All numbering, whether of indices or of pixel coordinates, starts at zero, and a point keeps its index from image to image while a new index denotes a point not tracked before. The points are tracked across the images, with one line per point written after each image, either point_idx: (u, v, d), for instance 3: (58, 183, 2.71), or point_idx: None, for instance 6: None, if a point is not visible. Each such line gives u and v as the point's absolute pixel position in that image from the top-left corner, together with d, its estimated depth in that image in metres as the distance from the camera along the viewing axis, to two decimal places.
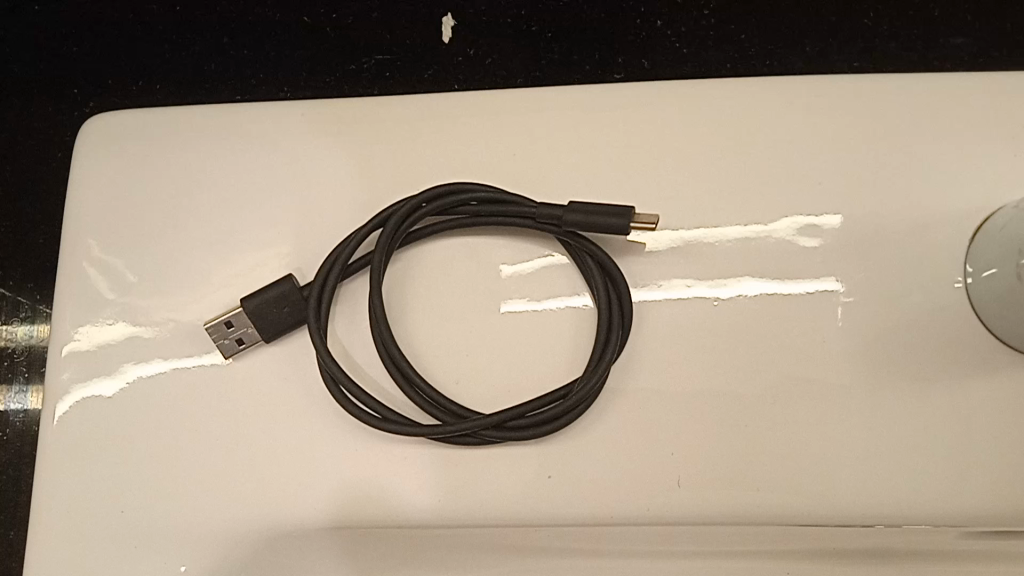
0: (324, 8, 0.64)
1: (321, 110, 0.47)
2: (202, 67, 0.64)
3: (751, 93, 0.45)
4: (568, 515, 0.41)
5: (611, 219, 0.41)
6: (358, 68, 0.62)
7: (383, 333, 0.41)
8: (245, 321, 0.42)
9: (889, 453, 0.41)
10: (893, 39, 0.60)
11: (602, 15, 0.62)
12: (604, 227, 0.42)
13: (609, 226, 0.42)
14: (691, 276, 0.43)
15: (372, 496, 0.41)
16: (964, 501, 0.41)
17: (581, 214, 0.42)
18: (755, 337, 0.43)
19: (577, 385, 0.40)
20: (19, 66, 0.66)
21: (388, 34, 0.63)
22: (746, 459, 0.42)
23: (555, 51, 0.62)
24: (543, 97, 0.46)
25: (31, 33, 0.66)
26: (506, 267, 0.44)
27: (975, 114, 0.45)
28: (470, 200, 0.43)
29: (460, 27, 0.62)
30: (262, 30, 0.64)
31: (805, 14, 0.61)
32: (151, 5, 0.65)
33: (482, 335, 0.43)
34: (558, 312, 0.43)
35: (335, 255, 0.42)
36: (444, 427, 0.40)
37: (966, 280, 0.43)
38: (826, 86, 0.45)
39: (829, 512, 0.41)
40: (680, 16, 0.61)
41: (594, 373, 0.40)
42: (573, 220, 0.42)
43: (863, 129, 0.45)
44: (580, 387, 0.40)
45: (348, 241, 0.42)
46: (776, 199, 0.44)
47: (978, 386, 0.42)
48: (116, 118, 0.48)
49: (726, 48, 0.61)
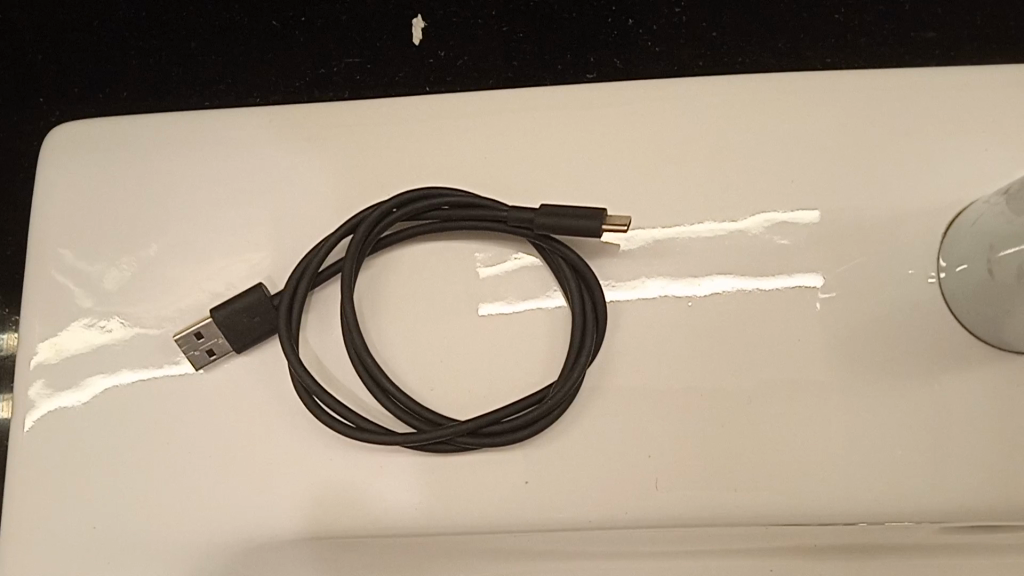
0: (293, 11, 0.63)
1: (290, 115, 0.46)
2: (170, 73, 0.63)
3: (722, 92, 0.45)
4: (549, 519, 0.41)
5: (583, 222, 0.41)
6: (328, 73, 0.62)
7: (356, 341, 0.40)
8: (215, 331, 0.42)
9: (867, 450, 0.41)
10: (865, 33, 0.60)
11: (573, 15, 0.62)
12: (577, 229, 0.41)
13: (581, 228, 0.41)
14: (665, 275, 0.43)
15: (349, 505, 0.41)
16: (943, 496, 0.41)
17: (553, 217, 0.41)
18: (730, 336, 0.43)
19: (553, 390, 0.40)
20: None
21: (357, 37, 0.62)
22: (727, 459, 0.41)
23: (527, 51, 0.61)
24: (515, 98, 0.46)
25: None
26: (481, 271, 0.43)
27: (945, 109, 0.45)
28: (441, 205, 0.42)
29: (430, 29, 0.62)
30: (231, 34, 0.63)
31: (776, 10, 0.61)
32: (116, 11, 0.64)
33: (457, 340, 0.42)
34: (533, 316, 0.43)
35: (306, 263, 0.42)
36: (420, 435, 0.40)
37: (939, 276, 0.43)
38: (797, 83, 0.45)
39: (808, 510, 0.41)
40: (651, 16, 0.61)
41: (570, 377, 0.40)
42: (545, 223, 0.41)
43: (834, 126, 0.45)
44: (556, 392, 0.40)
45: (318, 249, 0.42)
46: (750, 197, 0.44)
47: (953, 381, 0.42)
48: (84, 125, 0.47)
49: (698, 46, 0.60)
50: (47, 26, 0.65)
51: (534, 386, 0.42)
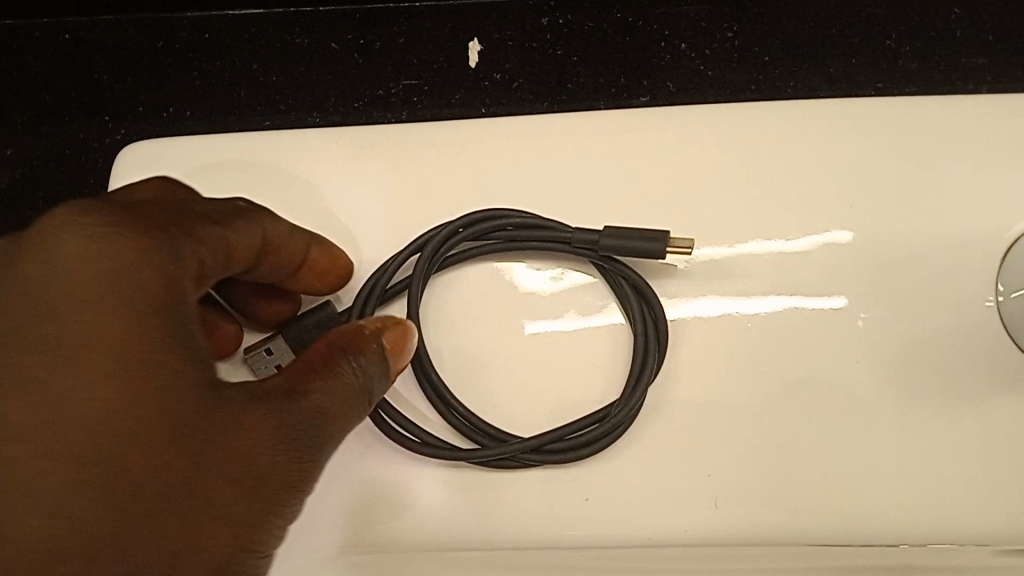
0: (352, 33, 0.57)
1: (353, 136, 0.47)
2: (232, 95, 0.57)
3: (773, 119, 0.47)
4: (605, 535, 0.41)
5: (649, 243, 0.42)
6: (385, 94, 0.56)
7: (422, 356, 0.42)
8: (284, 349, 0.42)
9: (918, 471, 0.42)
10: (916, 59, 0.55)
11: (627, 41, 0.56)
12: (641, 251, 0.42)
13: (646, 248, 0.42)
14: (719, 294, 0.44)
15: (406, 520, 0.42)
16: (991, 520, 0.41)
17: (619, 236, 0.42)
18: (787, 355, 0.43)
19: (616, 408, 0.41)
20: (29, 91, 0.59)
21: (416, 60, 0.57)
22: (781, 476, 0.42)
23: (581, 74, 0.56)
24: (572, 123, 0.47)
25: (42, 61, 0.59)
26: (522, 281, 0.44)
27: (991, 138, 0.46)
28: (505, 225, 0.43)
29: (488, 52, 0.56)
30: (290, 59, 0.57)
31: (827, 36, 0.56)
32: (182, 32, 0.58)
33: (517, 356, 0.43)
34: (595, 333, 0.44)
35: (373, 279, 0.43)
36: (484, 451, 0.40)
37: (998, 299, 0.44)
38: (844, 111, 0.47)
39: (859, 531, 0.41)
40: (705, 39, 0.56)
41: (634, 395, 0.41)
42: (610, 244, 0.42)
43: (884, 153, 0.46)
44: (620, 411, 0.41)
45: (386, 267, 0.43)
46: (803, 220, 0.45)
47: (1002, 405, 0.43)
48: (155, 145, 0.48)
49: (750, 69, 0.55)
50: (106, 39, 0.58)
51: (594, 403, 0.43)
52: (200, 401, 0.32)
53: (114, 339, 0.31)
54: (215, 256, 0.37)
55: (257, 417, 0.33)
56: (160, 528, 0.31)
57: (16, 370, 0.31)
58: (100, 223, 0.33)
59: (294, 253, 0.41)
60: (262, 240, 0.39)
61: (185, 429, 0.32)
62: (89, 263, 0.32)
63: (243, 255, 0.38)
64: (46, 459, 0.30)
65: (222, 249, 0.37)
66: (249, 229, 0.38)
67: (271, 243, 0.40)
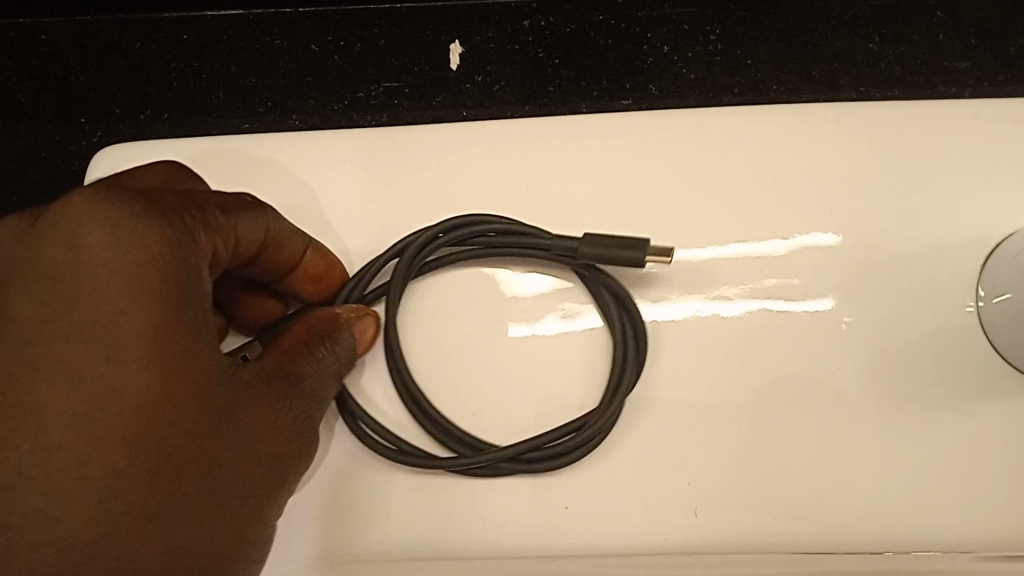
0: (332, 34, 0.56)
1: (331, 140, 0.47)
2: (210, 97, 0.56)
3: (754, 123, 0.46)
4: (584, 543, 0.41)
5: (629, 252, 0.41)
6: (366, 96, 0.56)
7: (400, 365, 0.41)
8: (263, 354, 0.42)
9: (898, 478, 0.42)
10: (899, 63, 0.55)
11: (609, 43, 0.56)
12: (621, 259, 0.41)
13: (625, 257, 0.41)
14: (698, 296, 0.44)
15: (384, 529, 0.41)
16: (971, 526, 0.41)
17: (599, 244, 0.41)
18: (768, 361, 0.43)
19: (592, 419, 0.40)
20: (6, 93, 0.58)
21: (396, 60, 0.56)
22: (757, 482, 0.42)
23: (563, 77, 0.55)
24: (553, 127, 0.47)
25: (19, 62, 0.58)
26: (507, 285, 0.44)
27: (972, 143, 0.45)
28: (487, 231, 0.43)
29: (470, 54, 0.56)
30: (269, 60, 0.56)
31: (811, 39, 0.55)
32: (159, 32, 0.57)
33: (496, 362, 0.43)
34: (575, 337, 0.43)
35: (357, 279, 0.43)
36: (461, 459, 0.40)
37: (978, 305, 0.44)
38: (825, 116, 0.46)
39: (839, 538, 0.41)
40: (688, 41, 0.55)
41: (610, 403, 0.40)
42: (589, 253, 0.41)
43: (864, 158, 0.46)
44: (596, 420, 0.40)
45: (366, 270, 0.43)
46: (784, 225, 0.45)
47: (981, 412, 0.43)
48: (133, 149, 0.48)
49: (733, 72, 0.55)
50: (84, 41, 0.57)
51: (574, 407, 0.42)
52: (225, 384, 0.35)
53: (149, 333, 0.32)
54: (223, 249, 0.36)
55: (266, 399, 0.36)
56: (191, 509, 0.33)
57: (53, 355, 0.32)
58: (132, 216, 0.33)
59: (292, 254, 0.40)
60: (267, 237, 0.39)
61: (216, 414, 0.34)
62: (118, 268, 0.32)
63: (250, 246, 0.38)
64: (87, 444, 0.32)
65: (232, 239, 0.37)
66: (258, 225, 0.38)
67: (276, 241, 0.39)
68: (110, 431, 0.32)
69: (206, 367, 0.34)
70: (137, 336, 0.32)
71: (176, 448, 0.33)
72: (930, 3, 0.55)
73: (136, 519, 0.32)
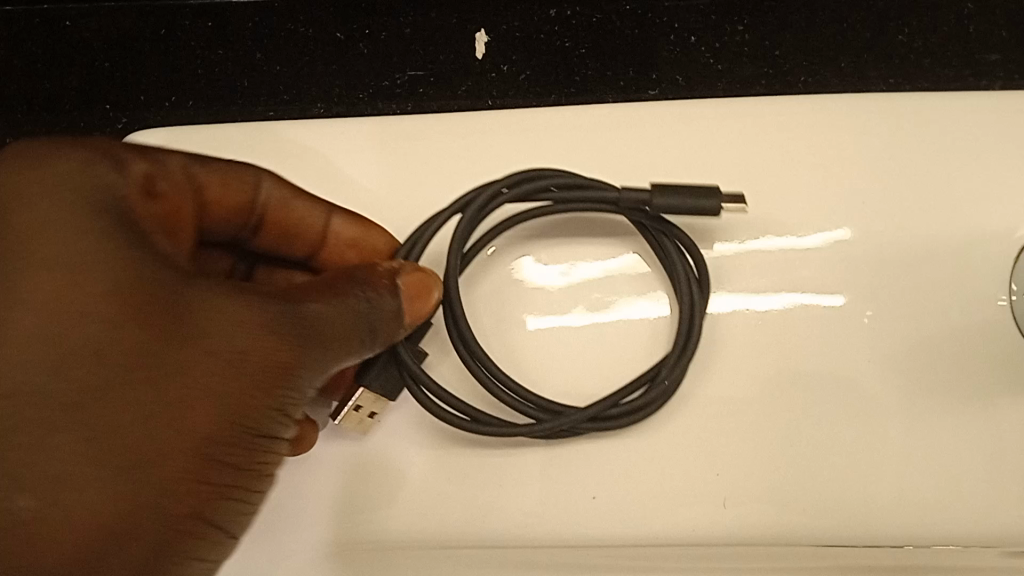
0: (357, 22, 0.56)
1: (359, 127, 0.47)
2: (234, 84, 0.56)
3: (783, 114, 0.46)
4: (611, 534, 0.41)
5: (701, 200, 0.40)
6: (391, 85, 0.55)
7: (463, 330, 0.39)
8: (367, 396, 0.39)
9: (927, 472, 0.41)
10: (928, 55, 0.54)
11: (636, 32, 0.56)
12: (694, 210, 0.40)
13: (701, 208, 0.40)
14: (728, 290, 0.44)
15: (414, 519, 0.41)
16: (1000, 520, 0.41)
17: (672, 195, 0.40)
18: (798, 353, 0.43)
19: (665, 372, 0.40)
20: (29, 78, 0.58)
21: (421, 49, 0.56)
22: (782, 476, 0.41)
23: (589, 67, 0.55)
24: (582, 116, 0.46)
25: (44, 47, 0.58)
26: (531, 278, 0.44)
27: (1002, 136, 0.45)
28: (549, 186, 0.40)
29: (495, 43, 0.56)
30: (294, 48, 0.56)
31: (840, 30, 0.55)
32: (185, 20, 0.57)
33: (528, 358, 0.43)
34: (604, 331, 0.44)
35: (409, 240, 0.40)
36: (540, 424, 0.39)
37: (1010, 298, 0.44)
38: (855, 106, 0.46)
39: (868, 532, 0.41)
40: (715, 32, 0.55)
41: (683, 354, 0.40)
42: (663, 203, 0.40)
43: (896, 149, 0.45)
44: (671, 374, 0.40)
45: (427, 225, 0.40)
46: (814, 217, 0.44)
47: (1010, 406, 0.42)
48: (159, 134, 0.48)
49: (760, 63, 0.55)
50: (111, 27, 0.57)
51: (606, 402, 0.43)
52: (181, 294, 0.31)
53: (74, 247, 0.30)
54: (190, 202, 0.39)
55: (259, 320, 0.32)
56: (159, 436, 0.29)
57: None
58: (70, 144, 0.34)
59: (304, 220, 0.41)
60: (253, 199, 0.40)
61: (172, 329, 0.30)
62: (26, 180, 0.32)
63: (242, 202, 0.40)
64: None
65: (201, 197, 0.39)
66: (241, 181, 0.40)
67: (275, 204, 0.41)
68: (47, 339, 0.28)
69: (152, 278, 0.31)
70: (63, 246, 0.30)
71: (151, 373, 0.29)
72: None
73: (38, 450, 0.27)
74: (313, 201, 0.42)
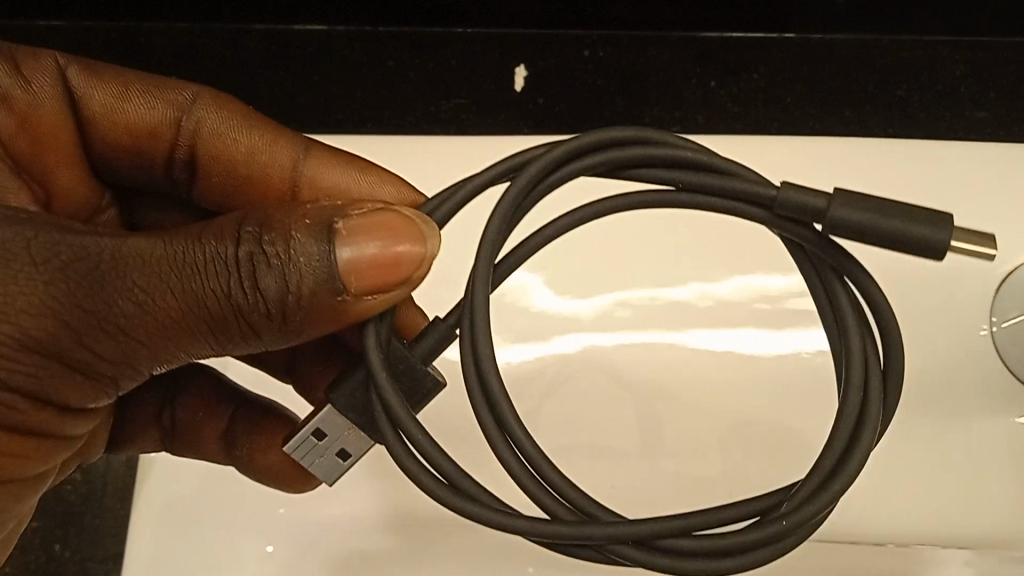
0: (408, 52, 0.62)
1: (412, 147, 0.52)
2: (294, 102, 0.63)
3: (794, 153, 0.51)
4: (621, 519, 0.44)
5: (909, 227, 0.30)
6: (435, 111, 0.63)
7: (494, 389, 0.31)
8: (332, 417, 0.32)
9: (906, 477, 0.46)
10: (924, 109, 0.61)
11: (661, 76, 0.61)
12: (909, 239, 0.30)
13: (918, 238, 0.30)
14: (743, 314, 0.48)
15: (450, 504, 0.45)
16: (969, 523, 0.45)
17: (860, 210, 0.30)
18: (803, 368, 0.47)
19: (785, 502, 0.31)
20: None
21: (468, 80, 0.62)
22: (767, 478, 0.45)
23: (618, 103, 0.62)
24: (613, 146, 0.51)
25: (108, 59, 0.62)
26: (537, 302, 0.48)
27: (987, 182, 0.50)
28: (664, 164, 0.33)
29: (533, 78, 0.62)
30: (350, 73, 0.62)
31: (845, 83, 0.61)
32: (249, 41, 0.62)
33: (557, 371, 0.47)
34: (629, 347, 0.47)
35: (444, 196, 0.34)
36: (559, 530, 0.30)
37: (991, 328, 0.48)
38: (856, 152, 0.51)
39: (848, 529, 0.45)
40: (732, 78, 0.61)
41: (815, 496, 0.31)
42: (844, 216, 0.30)
43: (891, 190, 0.50)
44: (786, 507, 0.31)
45: (484, 177, 0.33)
46: None
47: (984, 422, 0.47)
48: None
49: (772, 108, 0.61)
50: (180, 45, 0.62)
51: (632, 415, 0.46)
52: None
53: (14, 176, 0.42)
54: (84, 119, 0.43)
55: (64, 254, 0.31)
56: None
57: None
58: None
59: (260, 160, 0.44)
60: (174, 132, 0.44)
61: None
62: None
63: (167, 126, 0.44)
64: None
65: (138, 131, 0.44)
66: (161, 106, 0.44)
67: (205, 135, 0.44)
68: None
69: None
70: None
71: None
72: (956, 55, 0.60)
73: None
74: (270, 142, 0.45)
